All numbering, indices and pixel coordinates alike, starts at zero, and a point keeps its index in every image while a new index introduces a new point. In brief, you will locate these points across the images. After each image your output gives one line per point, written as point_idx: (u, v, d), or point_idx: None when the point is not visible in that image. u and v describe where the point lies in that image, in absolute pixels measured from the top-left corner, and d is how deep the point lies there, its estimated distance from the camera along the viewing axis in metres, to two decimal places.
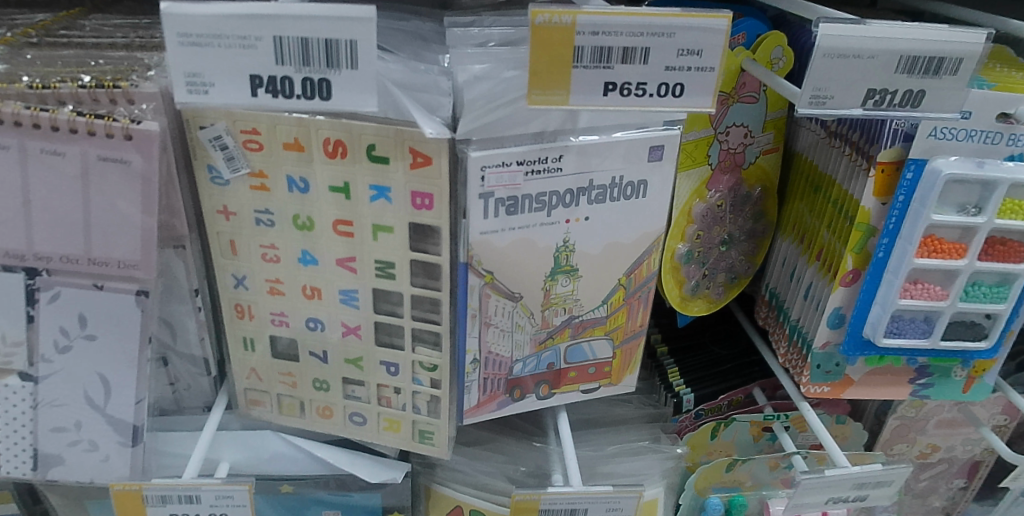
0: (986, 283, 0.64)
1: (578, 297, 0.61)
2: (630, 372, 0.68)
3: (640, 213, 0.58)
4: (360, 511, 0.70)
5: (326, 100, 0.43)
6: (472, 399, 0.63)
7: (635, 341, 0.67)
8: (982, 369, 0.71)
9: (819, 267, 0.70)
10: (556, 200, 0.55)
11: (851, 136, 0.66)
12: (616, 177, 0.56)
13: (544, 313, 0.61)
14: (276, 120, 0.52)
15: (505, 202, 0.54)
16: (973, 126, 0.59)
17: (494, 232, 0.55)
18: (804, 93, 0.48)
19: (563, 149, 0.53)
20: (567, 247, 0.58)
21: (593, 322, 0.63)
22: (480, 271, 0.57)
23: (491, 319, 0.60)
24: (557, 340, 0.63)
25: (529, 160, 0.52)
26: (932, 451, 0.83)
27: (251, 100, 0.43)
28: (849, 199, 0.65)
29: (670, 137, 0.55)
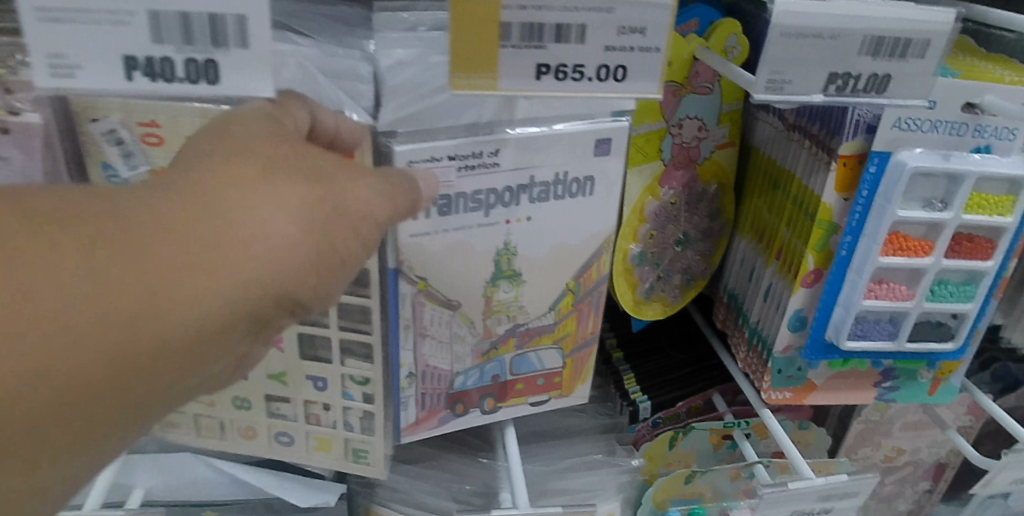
0: (952, 282, 0.62)
1: (523, 303, 0.57)
2: (582, 382, 0.63)
3: (587, 210, 0.54)
4: None
5: (214, 84, 0.38)
6: (410, 416, 0.59)
7: (586, 349, 0.62)
8: (948, 370, 0.69)
9: (778, 267, 0.66)
10: (495, 199, 0.50)
11: (810, 128, 0.62)
12: (559, 173, 0.51)
13: (486, 322, 0.57)
14: (178, 110, 0.46)
15: (437, 202, 0.49)
16: (938, 117, 0.56)
17: (426, 235, 0.50)
18: (760, 79, 0.44)
19: (499, 143, 0.48)
20: (508, 251, 0.53)
21: (540, 330, 0.59)
22: (412, 277, 0.52)
23: (427, 330, 0.55)
24: (502, 351, 0.59)
25: (461, 154, 0.47)
26: (898, 454, 0.80)
27: (126, 84, 0.37)
28: (809, 195, 0.62)
29: (617, 129, 0.51)
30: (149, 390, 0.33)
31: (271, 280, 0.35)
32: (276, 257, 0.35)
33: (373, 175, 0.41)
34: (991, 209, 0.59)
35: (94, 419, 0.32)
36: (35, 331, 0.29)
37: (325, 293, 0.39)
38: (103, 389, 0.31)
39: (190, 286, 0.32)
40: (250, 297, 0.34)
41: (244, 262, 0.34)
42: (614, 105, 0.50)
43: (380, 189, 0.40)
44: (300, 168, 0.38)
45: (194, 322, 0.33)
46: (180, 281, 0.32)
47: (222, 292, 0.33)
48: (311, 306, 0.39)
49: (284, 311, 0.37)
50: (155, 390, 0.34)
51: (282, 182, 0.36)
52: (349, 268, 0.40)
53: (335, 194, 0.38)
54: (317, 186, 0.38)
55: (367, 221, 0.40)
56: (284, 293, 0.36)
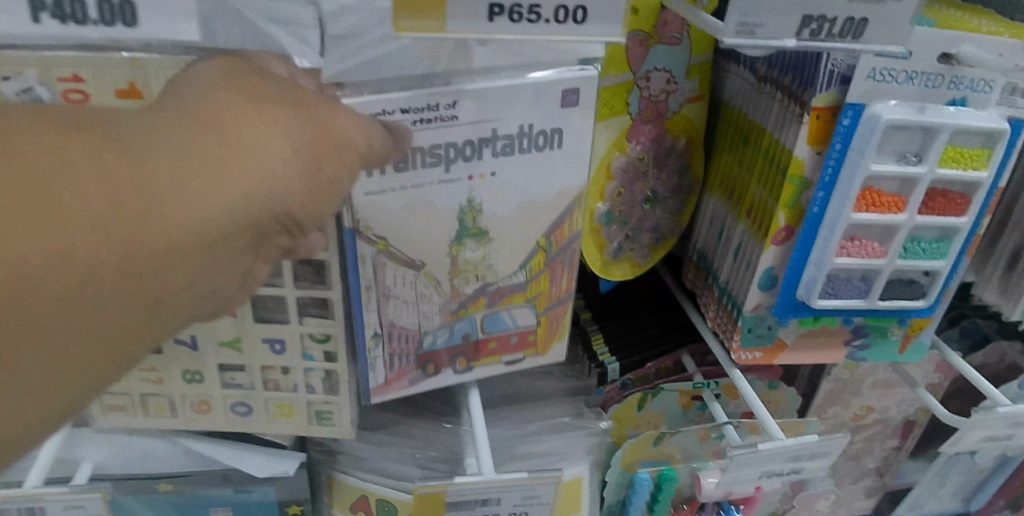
0: (925, 239, 0.60)
1: (491, 263, 0.55)
2: (558, 340, 0.62)
3: (552, 164, 0.51)
4: (257, 506, 0.64)
5: (131, 26, 0.39)
6: (378, 378, 0.57)
7: (560, 308, 0.60)
8: (918, 328, 0.68)
9: (749, 225, 0.65)
10: (455, 154, 0.48)
11: (782, 80, 0.59)
12: (523, 126, 0.48)
13: (453, 282, 0.54)
14: (104, 62, 0.40)
15: (391, 157, 0.46)
16: (914, 67, 0.54)
17: (382, 193, 0.48)
18: (729, 24, 0.42)
19: (457, 94, 0.45)
20: (473, 208, 0.51)
21: (512, 289, 0.57)
22: (370, 238, 0.49)
23: (390, 290, 0.53)
24: (471, 310, 0.57)
25: (415, 107, 0.44)
26: (867, 412, 0.80)
27: (35, 26, 0.38)
28: (780, 150, 0.60)
29: (585, 79, 0.48)
30: (163, 296, 0.35)
31: (267, 196, 0.36)
32: (268, 174, 0.36)
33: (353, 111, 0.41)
34: (966, 163, 0.57)
35: (117, 321, 0.33)
36: (57, 236, 0.30)
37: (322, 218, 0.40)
38: (123, 289, 0.33)
39: (196, 196, 0.34)
40: (250, 209, 0.35)
41: (241, 176, 0.35)
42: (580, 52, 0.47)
43: (365, 120, 0.40)
44: (291, 98, 0.38)
45: (200, 229, 0.34)
46: (184, 193, 0.33)
47: (221, 216, 0.34)
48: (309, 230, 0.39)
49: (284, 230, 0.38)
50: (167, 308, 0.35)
51: (273, 110, 0.37)
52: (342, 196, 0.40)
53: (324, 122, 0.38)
54: (307, 113, 0.38)
55: (354, 147, 0.39)
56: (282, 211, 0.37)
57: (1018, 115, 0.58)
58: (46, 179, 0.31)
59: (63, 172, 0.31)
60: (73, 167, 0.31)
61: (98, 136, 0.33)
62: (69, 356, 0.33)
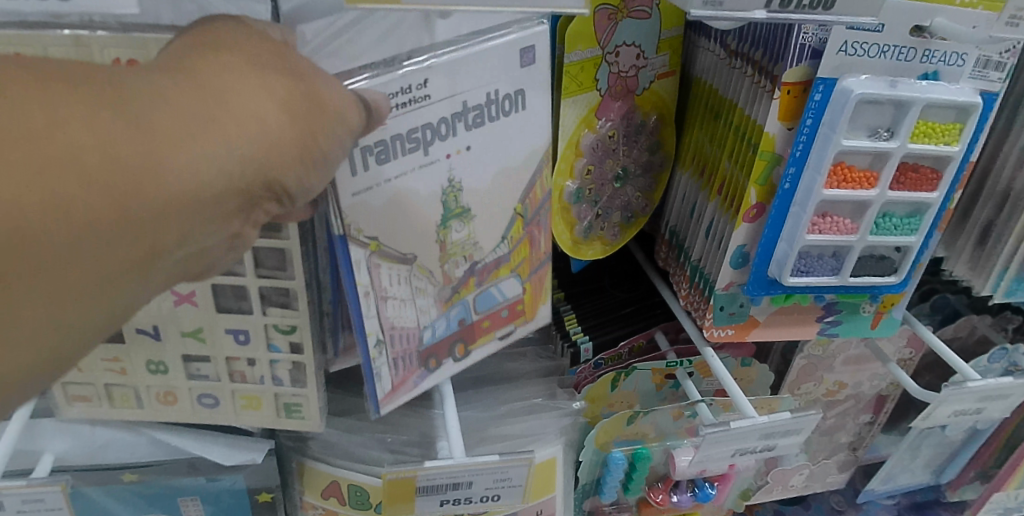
0: (896, 215, 0.60)
1: (477, 241, 0.53)
2: (540, 303, 0.61)
3: (521, 129, 0.50)
4: (225, 495, 0.63)
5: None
6: (385, 385, 0.52)
7: (540, 272, 0.59)
8: (890, 303, 0.68)
9: (720, 203, 0.64)
10: (431, 136, 0.45)
11: (752, 54, 0.59)
12: (491, 92, 0.46)
13: (444, 268, 0.52)
14: (44, 39, 0.38)
15: (373, 150, 0.43)
16: (886, 40, 0.54)
17: (369, 190, 0.44)
18: None
19: (426, 73, 0.43)
20: (454, 188, 0.49)
21: (496, 263, 0.55)
22: (362, 240, 0.46)
23: (388, 289, 0.49)
24: (463, 293, 0.54)
25: (390, 93, 0.42)
26: (840, 388, 0.81)
27: None
28: (751, 125, 0.59)
29: (539, 34, 0.47)
30: (148, 261, 0.31)
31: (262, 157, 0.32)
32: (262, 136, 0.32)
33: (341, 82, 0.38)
34: (937, 137, 0.57)
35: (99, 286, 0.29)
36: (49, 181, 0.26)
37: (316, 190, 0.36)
38: (110, 251, 0.29)
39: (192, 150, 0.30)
40: (244, 171, 0.31)
41: (237, 135, 0.31)
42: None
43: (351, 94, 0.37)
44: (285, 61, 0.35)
45: (193, 188, 0.30)
46: (179, 145, 0.29)
47: (220, 178, 0.31)
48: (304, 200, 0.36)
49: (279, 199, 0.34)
50: (152, 270, 0.31)
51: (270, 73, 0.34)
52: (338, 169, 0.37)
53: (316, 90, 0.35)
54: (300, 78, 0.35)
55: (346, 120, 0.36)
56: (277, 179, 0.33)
57: (990, 89, 0.58)
58: (29, 121, 0.26)
59: (48, 114, 0.27)
60: (58, 111, 0.27)
61: (79, 79, 0.29)
62: (50, 321, 0.29)
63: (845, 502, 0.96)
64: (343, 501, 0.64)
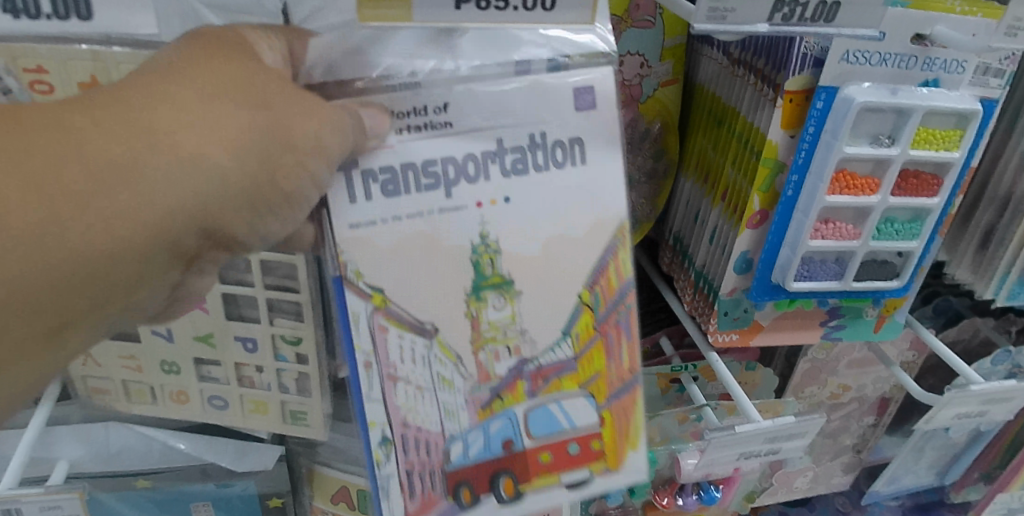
0: (898, 220, 0.61)
1: (524, 328, 0.46)
2: (631, 447, 0.50)
3: (579, 184, 0.45)
4: (237, 500, 0.64)
5: (86, 19, 0.40)
6: (399, 505, 0.47)
7: (624, 404, 0.49)
8: (892, 307, 0.69)
9: (723, 209, 0.65)
10: (455, 173, 0.42)
11: (755, 63, 0.59)
12: (532, 134, 0.43)
13: (478, 358, 0.46)
14: (67, 54, 0.42)
15: (378, 178, 0.41)
16: (887, 48, 0.55)
17: (373, 224, 0.41)
18: (700, 8, 0.41)
19: (447, 96, 0.41)
20: (488, 247, 0.44)
21: (556, 369, 0.47)
22: (362, 289, 0.42)
23: (399, 369, 0.44)
24: (510, 403, 0.47)
25: (399, 111, 0.41)
26: (844, 391, 0.82)
27: None
28: (754, 132, 0.60)
29: (600, 77, 0.43)
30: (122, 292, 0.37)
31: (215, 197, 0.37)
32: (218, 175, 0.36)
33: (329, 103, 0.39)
34: (938, 143, 0.58)
35: (66, 306, 0.35)
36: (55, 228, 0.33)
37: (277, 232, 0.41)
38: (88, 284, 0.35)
39: (151, 181, 0.35)
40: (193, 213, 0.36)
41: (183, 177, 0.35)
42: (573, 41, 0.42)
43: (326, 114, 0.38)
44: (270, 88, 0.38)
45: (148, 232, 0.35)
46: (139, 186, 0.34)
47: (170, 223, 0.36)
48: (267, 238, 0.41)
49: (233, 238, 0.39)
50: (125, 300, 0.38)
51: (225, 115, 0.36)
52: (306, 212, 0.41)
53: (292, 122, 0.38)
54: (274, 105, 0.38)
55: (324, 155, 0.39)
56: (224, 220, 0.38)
57: (990, 95, 0.59)
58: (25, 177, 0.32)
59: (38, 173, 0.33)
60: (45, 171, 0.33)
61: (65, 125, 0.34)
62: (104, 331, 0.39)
63: (849, 503, 0.97)
64: (353, 506, 0.66)
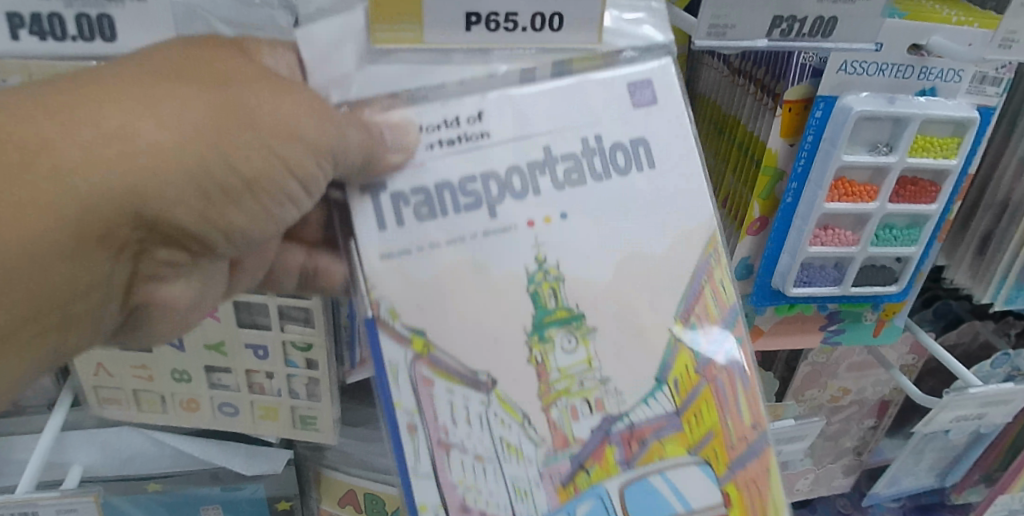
0: (896, 225, 0.62)
1: (605, 377, 0.46)
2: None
3: (645, 195, 0.47)
4: (246, 503, 0.65)
5: (109, 40, 0.42)
6: None
7: (753, 475, 0.46)
8: (892, 312, 0.70)
9: (725, 215, 0.66)
10: (499, 190, 0.45)
11: (754, 73, 0.60)
12: (587, 138, 0.46)
13: (555, 417, 0.45)
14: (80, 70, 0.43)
15: (411, 201, 0.44)
16: (884, 59, 0.56)
17: (405, 253, 0.44)
18: (701, 23, 0.42)
19: (480, 104, 0.45)
20: (549, 273, 0.46)
21: (657, 428, 0.46)
22: (399, 330, 0.44)
23: (451, 432, 0.44)
24: (605, 473, 0.45)
25: (433, 124, 0.44)
26: (844, 394, 0.83)
27: (13, 42, 0.41)
28: (754, 140, 0.61)
29: (656, 71, 0.47)
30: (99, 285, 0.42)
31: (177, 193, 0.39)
32: (187, 168, 0.39)
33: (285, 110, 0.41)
34: (935, 151, 0.59)
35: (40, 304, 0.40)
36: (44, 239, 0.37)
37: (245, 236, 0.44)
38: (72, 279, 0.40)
39: (124, 195, 0.38)
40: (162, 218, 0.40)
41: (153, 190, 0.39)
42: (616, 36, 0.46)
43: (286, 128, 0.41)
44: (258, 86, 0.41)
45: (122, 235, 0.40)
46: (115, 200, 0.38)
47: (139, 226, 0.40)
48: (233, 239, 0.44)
49: (197, 241, 0.43)
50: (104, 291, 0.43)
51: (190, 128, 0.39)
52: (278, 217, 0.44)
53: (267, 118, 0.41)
54: (248, 101, 0.40)
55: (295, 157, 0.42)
56: (186, 220, 0.41)
57: (987, 103, 0.60)
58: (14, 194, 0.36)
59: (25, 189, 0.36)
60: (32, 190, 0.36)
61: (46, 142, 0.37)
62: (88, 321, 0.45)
63: (851, 505, 0.98)
64: (360, 509, 0.66)
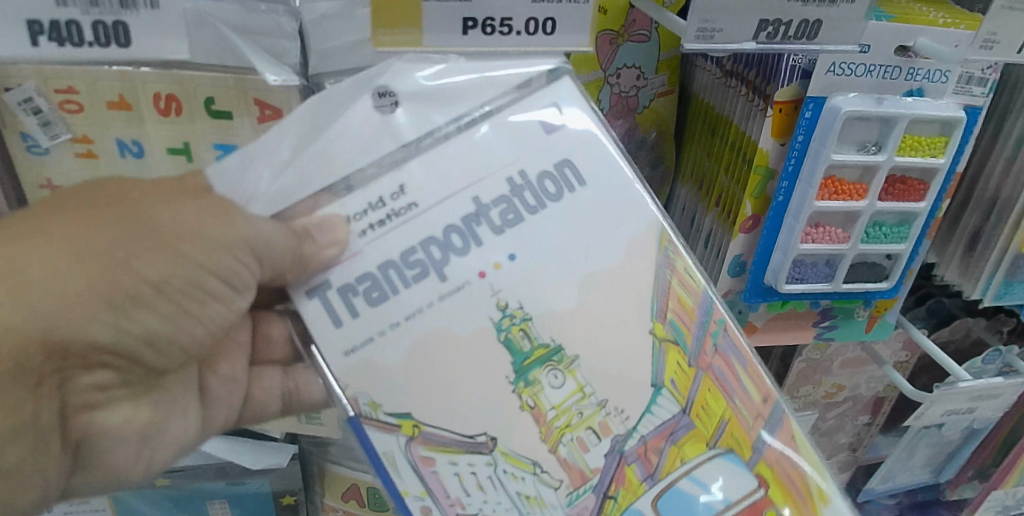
0: (886, 223, 0.64)
1: (602, 399, 0.47)
2: (824, 504, 0.48)
3: (588, 215, 0.48)
4: (250, 498, 0.67)
5: (124, 46, 0.43)
6: None
7: (781, 449, 0.48)
8: (883, 308, 0.71)
9: (717, 215, 0.68)
10: (444, 253, 0.46)
11: (746, 74, 0.62)
12: (512, 177, 0.47)
13: (564, 454, 0.46)
14: (95, 75, 0.45)
15: (365, 291, 0.45)
16: (872, 60, 0.57)
17: (368, 342, 0.45)
18: (690, 27, 0.44)
19: (399, 180, 0.46)
20: (520, 316, 0.47)
21: (671, 431, 0.48)
22: (387, 420, 0.45)
23: (466, 501, 0.45)
24: (632, 493, 0.47)
25: (359, 212, 0.45)
26: (838, 390, 0.84)
27: (32, 49, 0.42)
28: (745, 140, 0.62)
29: (556, 90, 0.48)
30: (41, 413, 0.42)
31: (87, 309, 0.40)
32: (94, 279, 0.40)
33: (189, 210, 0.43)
34: (923, 150, 0.60)
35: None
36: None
37: (172, 341, 0.45)
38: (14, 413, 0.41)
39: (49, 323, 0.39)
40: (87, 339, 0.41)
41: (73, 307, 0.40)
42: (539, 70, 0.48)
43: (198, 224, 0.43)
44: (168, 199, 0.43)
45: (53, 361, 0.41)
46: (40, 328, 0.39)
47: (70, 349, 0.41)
48: (161, 349, 0.45)
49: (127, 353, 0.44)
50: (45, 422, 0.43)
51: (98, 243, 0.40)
52: (204, 316, 0.46)
53: (175, 224, 0.42)
54: (153, 214, 0.42)
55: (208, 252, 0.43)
56: (103, 335, 0.41)
57: (973, 103, 0.61)
58: None
59: None
60: None
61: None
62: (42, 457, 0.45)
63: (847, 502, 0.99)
64: (363, 503, 0.68)
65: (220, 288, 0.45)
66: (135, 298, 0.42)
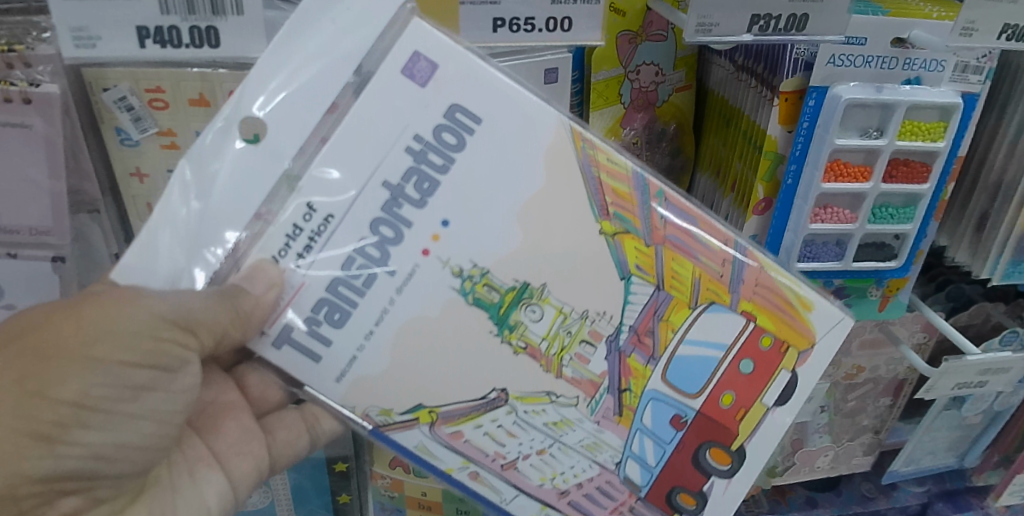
0: (893, 205, 0.68)
1: (583, 313, 0.55)
2: (808, 310, 0.57)
3: (501, 148, 0.53)
4: (306, 463, 0.73)
5: (215, 47, 0.50)
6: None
7: (754, 282, 0.56)
8: (896, 288, 0.75)
9: (733, 199, 0.73)
10: (380, 250, 0.52)
11: (755, 68, 0.68)
12: (411, 142, 0.52)
13: (566, 374, 0.56)
14: (179, 76, 0.54)
15: (330, 315, 0.53)
16: (869, 52, 0.62)
17: (352, 360, 0.53)
18: (690, 21, 0.50)
19: (305, 203, 0.51)
20: (475, 274, 0.54)
21: (657, 306, 0.56)
22: (404, 418, 0.55)
23: (505, 451, 0.57)
24: (640, 378, 0.57)
25: (276, 250, 0.52)
26: (858, 371, 0.88)
27: (140, 51, 0.49)
28: (756, 129, 0.68)
29: (409, 40, 0.51)
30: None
31: (18, 446, 0.46)
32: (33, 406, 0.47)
33: (132, 319, 0.49)
34: (923, 135, 0.65)
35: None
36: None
37: (120, 446, 0.51)
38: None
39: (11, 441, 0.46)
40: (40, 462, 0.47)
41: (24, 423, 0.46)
42: (405, 37, 0.51)
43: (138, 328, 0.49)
44: (95, 303, 0.49)
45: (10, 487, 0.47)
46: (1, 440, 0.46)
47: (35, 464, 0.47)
48: (112, 458, 0.51)
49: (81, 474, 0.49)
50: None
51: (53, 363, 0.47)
52: (147, 409, 0.51)
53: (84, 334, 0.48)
54: (61, 330, 0.48)
55: (127, 347, 0.49)
56: (41, 466, 0.47)
57: (971, 90, 0.66)
58: None
59: None
60: None
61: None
62: None
63: (876, 489, 1.02)
64: (409, 471, 0.74)
65: (151, 376, 0.51)
66: (60, 422, 0.47)
